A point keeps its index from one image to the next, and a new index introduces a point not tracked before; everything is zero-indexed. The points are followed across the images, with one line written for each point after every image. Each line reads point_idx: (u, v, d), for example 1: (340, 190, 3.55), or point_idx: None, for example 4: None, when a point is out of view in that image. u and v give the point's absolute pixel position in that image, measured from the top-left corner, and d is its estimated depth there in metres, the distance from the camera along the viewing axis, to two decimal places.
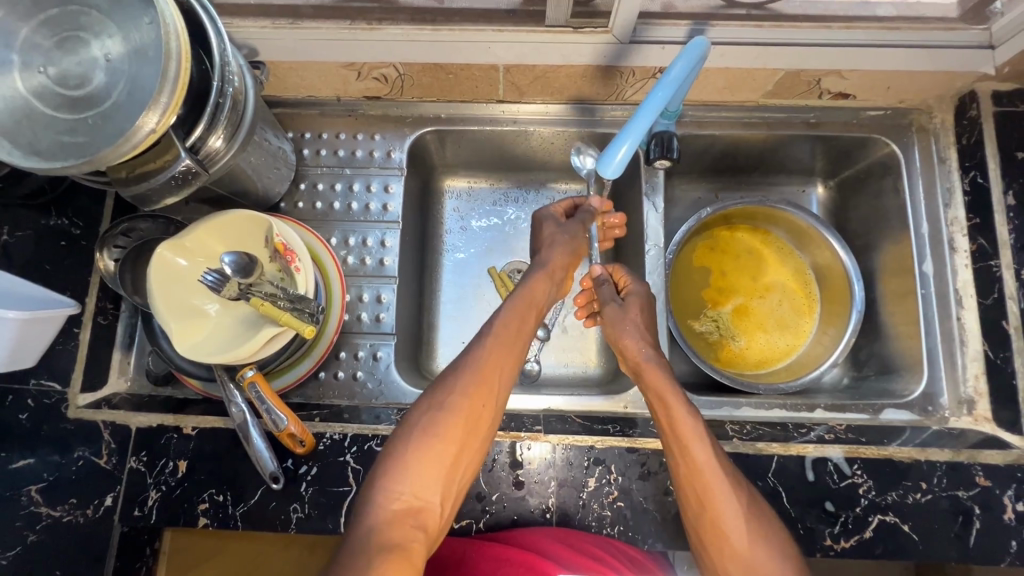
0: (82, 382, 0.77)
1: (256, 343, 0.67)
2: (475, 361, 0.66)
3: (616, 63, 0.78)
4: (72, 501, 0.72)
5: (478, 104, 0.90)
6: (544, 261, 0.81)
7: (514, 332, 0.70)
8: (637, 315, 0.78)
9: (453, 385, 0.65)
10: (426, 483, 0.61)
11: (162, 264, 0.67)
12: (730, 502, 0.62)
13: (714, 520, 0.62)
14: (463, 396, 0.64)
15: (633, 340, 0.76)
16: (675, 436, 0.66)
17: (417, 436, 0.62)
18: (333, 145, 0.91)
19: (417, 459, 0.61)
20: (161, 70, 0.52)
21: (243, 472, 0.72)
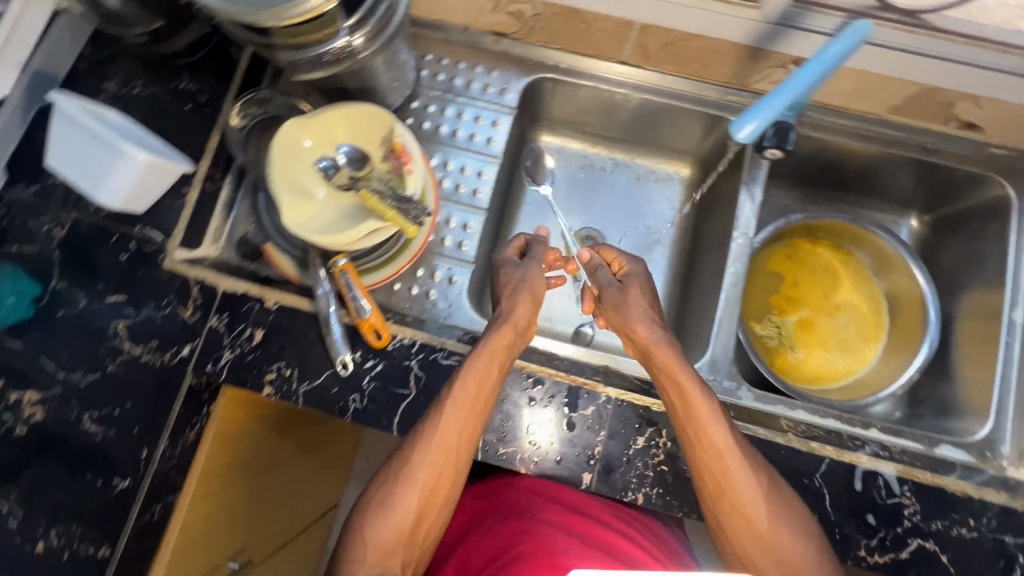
0: (181, 237, 0.81)
1: (358, 232, 0.69)
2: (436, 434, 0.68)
3: (763, 45, 0.78)
4: (154, 344, 0.76)
5: (600, 61, 0.91)
6: (509, 314, 0.76)
7: (478, 403, 0.70)
8: (638, 293, 0.79)
9: (413, 450, 0.69)
10: (389, 548, 0.67)
11: (289, 139, 0.70)
12: (752, 487, 0.66)
13: (736, 509, 0.66)
14: (422, 465, 0.69)
15: (638, 320, 0.76)
16: (697, 431, 0.67)
17: (378, 506, 0.69)
18: (451, 72, 0.92)
19: (375, 530, 0.68)
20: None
21: (313, 353, 0.75)
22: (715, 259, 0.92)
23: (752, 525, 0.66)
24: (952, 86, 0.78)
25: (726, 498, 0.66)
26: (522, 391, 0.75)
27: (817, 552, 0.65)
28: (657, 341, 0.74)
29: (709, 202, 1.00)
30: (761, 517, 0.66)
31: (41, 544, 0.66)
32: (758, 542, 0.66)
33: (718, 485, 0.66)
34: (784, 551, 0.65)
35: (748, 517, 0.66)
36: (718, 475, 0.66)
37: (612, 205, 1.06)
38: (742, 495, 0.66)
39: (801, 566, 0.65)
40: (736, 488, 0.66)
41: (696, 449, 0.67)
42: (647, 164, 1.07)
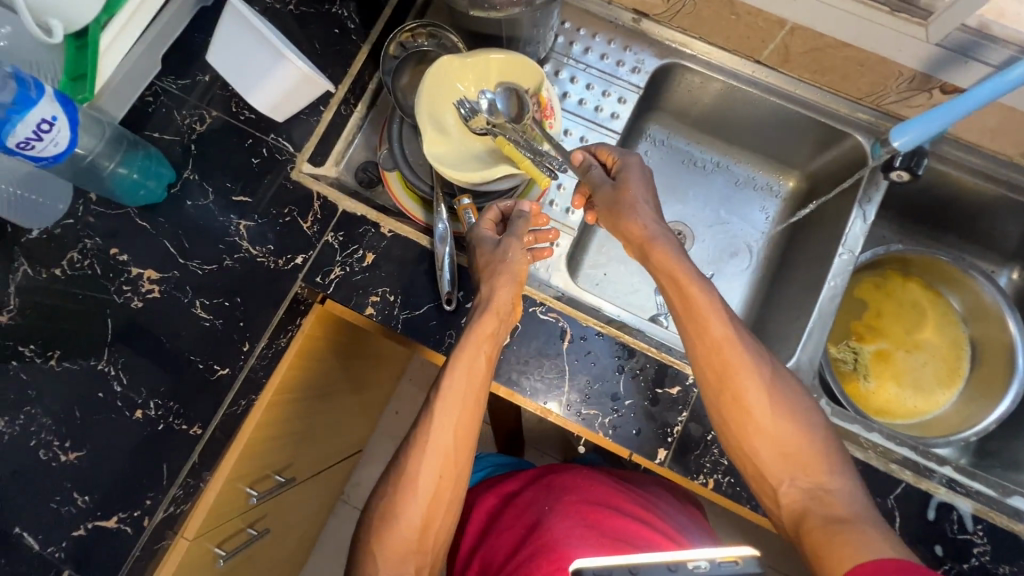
0: (310, 153, 0.83)
1: (493, 173, 0.71)
2: (435, 436, 0.70)
3: (933, 73, 0.77)
4: (270, 248, 0.79)
5: (735, 57, 0.91)
6: (489, 300, 0.73)
7: (471, 403, 0.71)
8: (635, 187, 0.75)
9: (419, 456, 0.70)
10: (399, 555, 0.67)
11: (441, 74, 0.73)
12: (755, 376, 0.65)
13: (738, 408, 0.65)
14: (428, 470, 0.69)
15: (635, 215, 0.73)
16: (697, 321, 0.67)
17: (387, 509, 0.69)
18: (586, 44, 0.94)
19: (384, 535, 0.68)
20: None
21: (418, 284, 0.78)
22: (812, 273, 0.92)
23: (755, 416, 0.65)
24: None
25: (727, 393, 0.66)
26: (612, 359, 0.76)
27: (824, 445, 0.64)
28: (654, 233, 0.72)
29: (809, 217, 1.00)
30: (762, 408, 0.65)
31: (141, 411, 0.75)
32: (764, 436, 0.64)
33: (722, 375, 0.66)
34: (789, 441, 0.64)
35: (751, 407, 0.65)
36: (720, 367, 0.66)
37: (707, 202, 1.07)
38: (745, 390, 0.65)
39: (809, 461, 0.63)
40: (739, 378, 0.65)
41: (696, 341, 0.67)
42: (749, 170, 1.08)
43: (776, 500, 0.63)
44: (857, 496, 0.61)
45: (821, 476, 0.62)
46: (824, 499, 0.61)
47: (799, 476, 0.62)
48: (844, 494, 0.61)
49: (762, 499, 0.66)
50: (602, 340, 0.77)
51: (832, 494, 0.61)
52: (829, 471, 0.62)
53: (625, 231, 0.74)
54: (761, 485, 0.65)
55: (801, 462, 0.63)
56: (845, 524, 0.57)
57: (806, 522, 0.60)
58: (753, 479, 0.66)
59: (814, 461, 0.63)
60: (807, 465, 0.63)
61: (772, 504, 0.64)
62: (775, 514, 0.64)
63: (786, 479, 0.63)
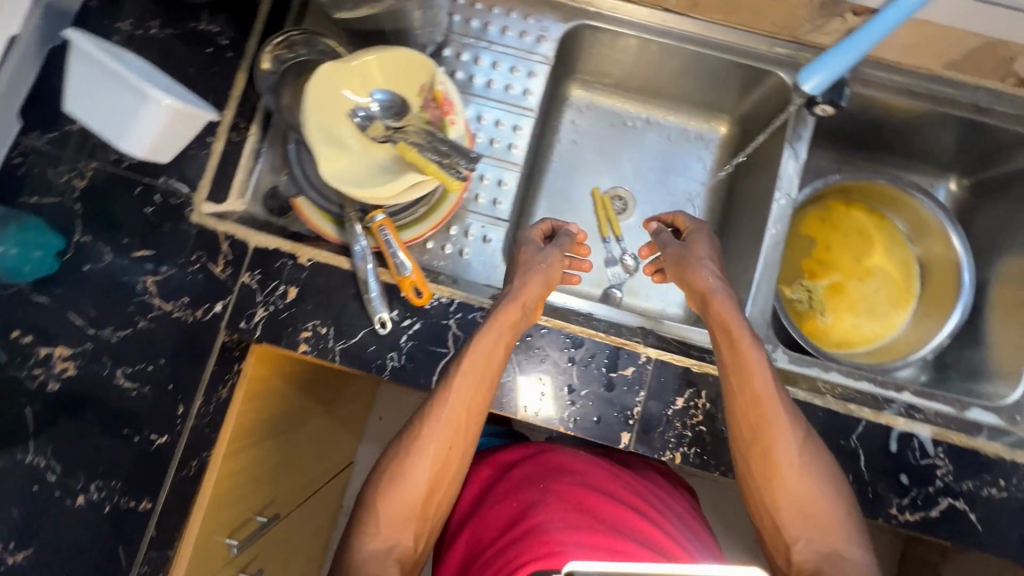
0: (207, 190, 0.77)
1: (400, 186, 0.66)
2: (445, 404, 0.68)
3: None
4: (185, 300, 0.74)
5: (641, 8, 0.86)
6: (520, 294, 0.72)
7: (485, 389, 0.70)
8: (702, 246, 0.80)
9: (426, 427, 0.69)
10: (399, 521, 0.67)
11: (324, 84, 0.66)
12: (794, 439, 0.67)
13: (768, 460, 0.67)
14: (434, 440, 0.68)
15: (697, 269, 0.77)
16: (744, 379, 0.68)
17: (390, 480, 0.68)
18: (484, 18, 0.87)
19: (388, 500, 0.68)
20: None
21: (348, 311, 0.74)
22: (753, 222, 0.90)
23: (786, 475, 0.67)
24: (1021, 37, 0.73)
25: (763, 449, 0.67)
26: (562, 352, 0.74)
27: (844, 513, 0.66)
28: (714, 286, 0.75)
29: (746, 163, 0.98)
30: (795, 470, 0.66)
31: (83, 497, 0.64)
32: (789, 494, 0.66)
33: (760, 430, 0.67)
34: (812, 505, 0.66)
35: (784, 469, 0.67)
36: (758, 414, 0.68)
37: (643, 162, 1.05)
38: (780, 448, 0.67)
39: (828, 525, 0.65)
40: (777, 437, 0.67)
41: (739, 394, 0.69)
42: (679, 123, 1.04)
43: (787, 554, 0.66)
44: (864, 563, 0.63)
45: (839, 543, 0.64)
46: (837, 563, 0.63)
47: (816, 537, 0.65)
48: (857, 561, 0.63)
49: (771, 550, 0.68)
50: (548, 335, 0.74)
51: (845, 560, 0.63)
52: (847, 536, 0.65)
53: (688, 282, 0.77)
54: (775, 538, 0.67)
55: (820, 526, 0.65)
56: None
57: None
58: (768, 531, 0.68)
59: (834, 527, 0.65)
60: (827, 528, 0.65)
61: (782, 557, 0.66)
62: (782, 566, 0.67)
63: (802, 535, 0.65)
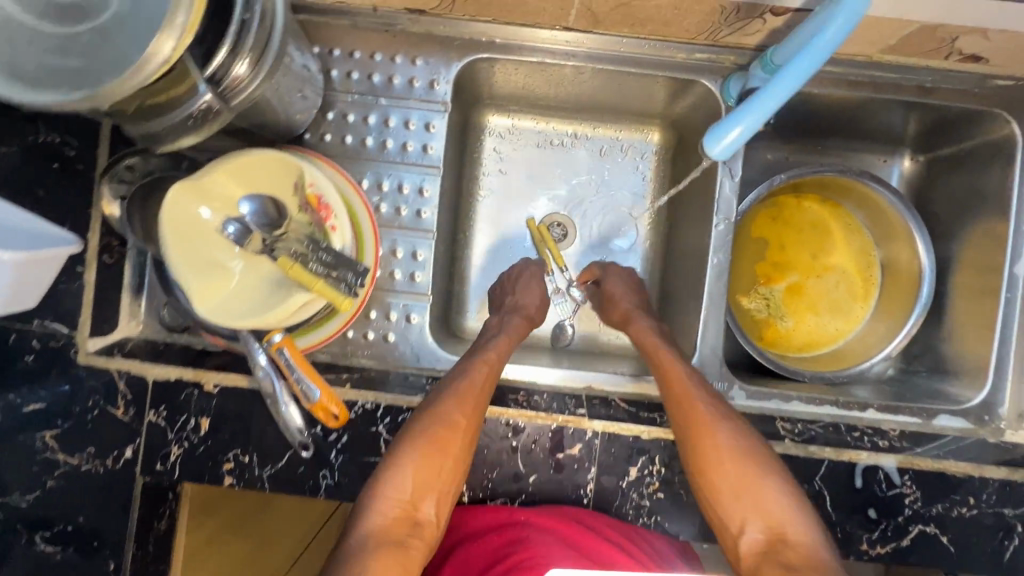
0: (90, 326, 0.69)
1: (288, 309, 0.59)
2: (467, 382, 0.68)
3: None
4: (92, 450, 0.68)
5: (539, 30, 0.75)
6: (521, 306, 0.86)
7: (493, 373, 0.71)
8: (624, 277, 0.88)
9: (447, 404, 0.66)
10: (423, 491, 0.63)
11: (177, 209, 0.57)
12: (727, 430, 0.66)
13: (705, 451, 0.65)
14: (461, 413, 0.66)
15: (622, 298, 0.86)
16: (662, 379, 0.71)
17: (408, 450, 0.64)
18: (366, 68, 0.76)
19: (413, 464, 0.63)
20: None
21: (269, 434, 0.68)
22: (695, 246, 0.84)
23: (725, 464, 0.64)
24: (961, 20, 0.64)
25: (699, 439, 0.66)
26: (503, 441, 0.69)
27: (787, 500, 0.63)
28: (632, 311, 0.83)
29: (685, 175, 0.89)
30: (733, 459, 0.64)
31: None
32: (728, 482, 0.64)
33: (688, 423, 0.66)
34: (753, 494, 0.63)
35: (722, 459, 0.64)
36: (682, 404, 0.67)
37: (578, 183, 0.95)
38: (720, 440, 0.65)
39: (773, 510, 0.62)
40: (707, 430, 0.66)
41: (670, 392, 0.69)
42: (610, 134, 0.95)
43: (738, 547, 0.62)
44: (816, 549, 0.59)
45: (790, 530, 0.61)
46: (788, 550, 0.59)
47: (763, 526, 0.62)
48: (807, 547, 0.59)
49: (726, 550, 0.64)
50: (486, 425, 0.70)
51: (797, 548, 0.59)
52: (795, 520, 0.61)
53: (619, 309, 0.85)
54: (726, 534, 0.64)
55: (766, 514, 0.62)
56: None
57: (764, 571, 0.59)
58: (718, 529, 0.65)
59: (780, 514, 0.62)
60: (772, 517, 0.62)
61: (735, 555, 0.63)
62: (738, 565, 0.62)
63: (746, 524, 0.62)
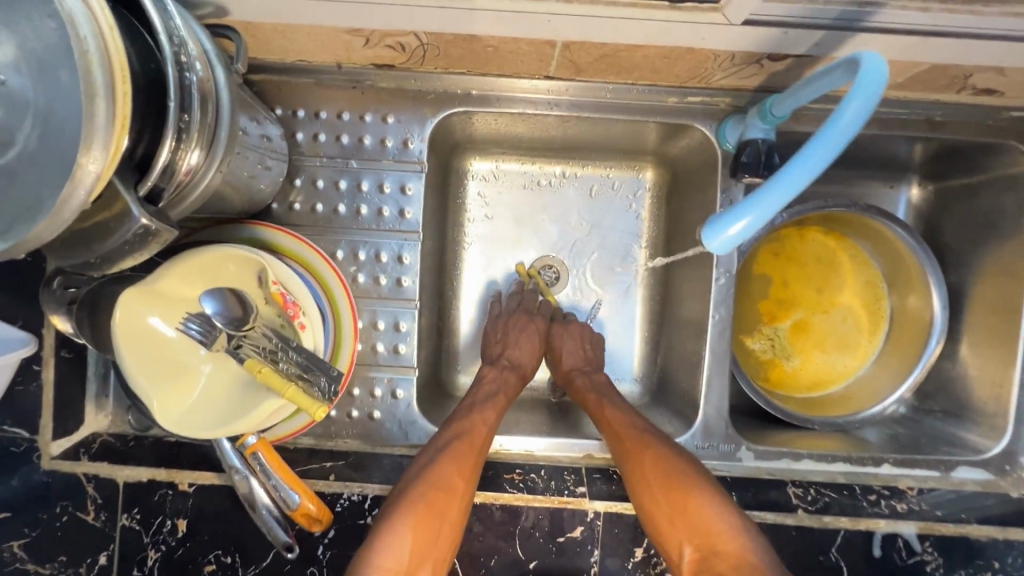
0: (53, 427, 0.65)
1: (258, 417, 0.55)
2: (459, 440, 0.66)
3: (756, 48, 0.58)
4: (62, 559, 0.63)
5: (519, 79, 0.70)
6: (516, 362, 0.81)
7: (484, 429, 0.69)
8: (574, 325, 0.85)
9: (440, 465, 0.63)
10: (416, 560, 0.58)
11: (129, 319, 0.52)
12: (665, 457, 0.65)
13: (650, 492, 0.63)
14: (456, 474, 0.63)
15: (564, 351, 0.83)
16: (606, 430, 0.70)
17: (403, 507, 0.60)
18: (333, 128, 0.71)
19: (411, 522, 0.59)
20: (83, 84, 0.34)
21: (250, 534, 0.64)
22: (693, 296, 0.79)
23: (669, 494, 0.62)
24: (975, 59, 0.59)
25: (640, 471, 0.64)
26: (499, 528, 0.66)
27: (730, 524, 0.59)
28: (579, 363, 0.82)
29: (680, 217, 0.85)
30: (676, 487, 0.62)
31: None
32: (668, 510, 0.61)
33: (630, 458, 0.66)
34: (697, 522, 0.60)
35: (662, 487, 0.63)
36: (624, 447, 0.67)
37: (569, 226, 0.90)
38: (662, 474, 0.63)
39: (715, 537, 0.59)
40: (646, 460, 0.65)
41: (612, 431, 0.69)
42: (599, 173, 0.89)
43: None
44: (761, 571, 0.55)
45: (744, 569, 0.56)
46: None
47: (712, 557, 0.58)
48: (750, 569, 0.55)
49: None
50: (481, 510, 0.66)
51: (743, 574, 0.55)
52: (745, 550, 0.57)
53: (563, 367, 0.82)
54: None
55: (711, 542, 0.59)
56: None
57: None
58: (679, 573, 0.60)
59: (725, 539, 0.58)
60: (716, 544, 0.58)
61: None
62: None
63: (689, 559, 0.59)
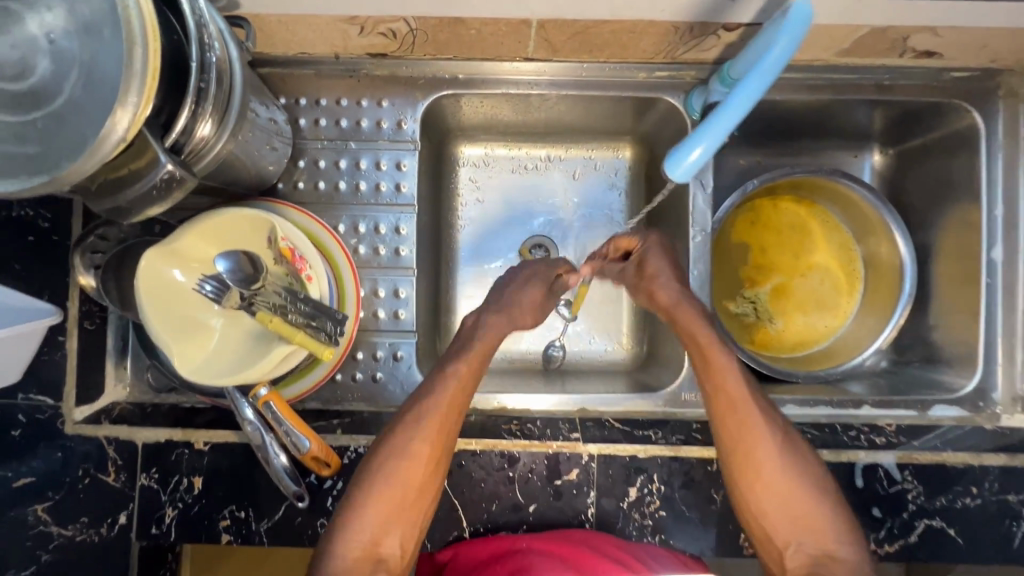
0: (77, 394, 0.69)
1: (270, 363, 0.59)
2: (427, 413, 0.65)
3: (710, 17, 0.64)
4: (85, 520, 0.67)
5: (501, 63, 0.77)
6: (518, 307, 0.76)
7: (459, 396, 0.67)
8: (661, 263, 0.73)
9: (410, 441, 0.64)
10: (385, 529, 0.63)
11: (152, 275, 0.57)
12: (769, 442, 0.65)
13: (753, 466, 0.65)
14: (423, 446, 0.64)
15: (660, 285, 0.72)
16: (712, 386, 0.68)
17: (373, 486, 0.63)
18: (333, 114, 0.78)
19: (378, 501, 0.63)
20: (125, 38, 0.40)
21: (264, 488, 0.68)
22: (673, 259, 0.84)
23: (769, 478, 0.65)
24: (908, 21, 0.66)
25: (743, 451, 0.65)
26: (498, 473, 0.69)
27: (830, 511, 0.64)
28: (678, 298, 0.71)
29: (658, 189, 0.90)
30: (777, 472, 0.65)
31: None
32: (767, 489, 0.65)
33: (738, 434, 0.66)
34: (796, 508, 0.64)
35: (762, 468, 0.65)
36: (734, 412, 0.66)
37: (556, 205, 0.96)
38: (761, 449, 0.65)
39: (817, 524, 0.64)
40: (753, 442, 0.65)
41: (715, 400, 0.67)
42: (583, 155, 0.95)
43: (780, 559, 0.65)
44: (857, 561, 0.62)
45: (829, 543, 0.63)
46: (830, 566, 0.62)
47: (804, 540, 0.64)
48: (847, 560, 0.62)
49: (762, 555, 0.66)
50: (481, 457, 0.69)
51: (837, 562, 0.62)
52: (835, 534, 0.64)
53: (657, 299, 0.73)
54: (766, 544, 0.66)
55: (806, 525, 0.64)
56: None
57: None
58: (755, 538, 0.66)
59: (823, 525, 0.64)
60: (813, 528, 0.64)
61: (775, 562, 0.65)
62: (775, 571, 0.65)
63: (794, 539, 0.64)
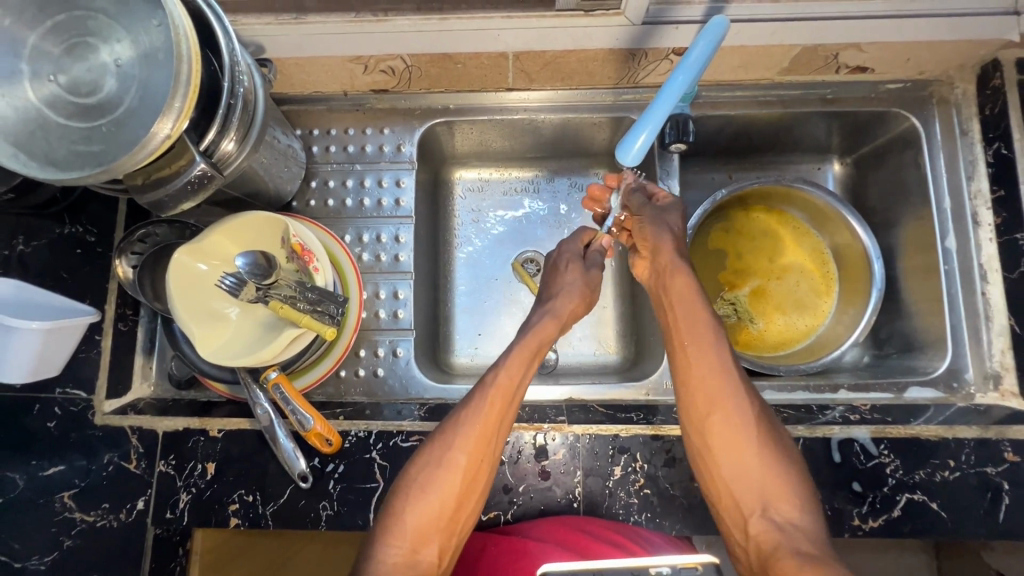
0: (107, 389, 0.76)
1: (279, 345, 0.67)
2: (470, 417, 0.67)
3: (660, 44, 0.75)
4: (106, 506, 0.72)
5: (486, 94, 0.88)
6: (564, 295, 0.79)
7: (503, 398, 0.68)
8: (674, 217, 0.78)
9: (451, 440, 0.66)
10: (424, 535, 0.63)
11: (181, 269, 0.66)
12: (745, 412, 0.67)
13: (731, 439, 0.66)
14: (461, 452, 0.65)
15: (667, 238, 0.76)
16: (693, 354, 0.70)
17: (415, 492, 0.64)
18: (342, 141, 0.90)
19: (422, 493, 0.64)
20: (173, 58, 0.50)
21: (271, 472, 0.73)
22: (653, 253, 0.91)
23: (742, 443, 0.66)
24: (833, 40, 0.76)
25: (717, 418, 0.67)
26: None
27: (803, 487, 0.64)
28: (677, 264, 0.75)
29: None
30: (751, 442, 0.65)
31: None
32: (734, 456, 0.65)
33: (716, 406, 0.67)
34: (762, 476, 0.64)
35: (737, 437, 0.66)
36: (708, 379, 0.68)
37: (548, 222, 0.99)
38: (733, 416, 0.67)
39: (786, 495, 0.63)
40: (726, 408, 0.67)
41: (691, 365, 0.70)
42: (570, 178, 1.00)
43: (744, 527, 0.64)
44: (817, 531, 0.61)
45: (793, 511, 0.62)
46: (793, 533, 0.61)
47: (771, 507, 0.63)
48: (808, 527, 0.61)
49: (727, 528, 0.66)
50: None
51: (801, 530, 0.61)
52: (801, 506, 0.63)
53: (657, 254, 0.77)
54: (733, 513, 0.65)
55: (772, 493, 0.63)
56: (817, 559, 0.57)
57: (776, 554, 0.60)
58: (722, 508, 0.66)
59: (790, 494, 0.63)
60: (781, 497, 0.63)
61: (741, 534, 0.64)
62: (740, 542, 0.64)
63: (768, 516, 0.63)
